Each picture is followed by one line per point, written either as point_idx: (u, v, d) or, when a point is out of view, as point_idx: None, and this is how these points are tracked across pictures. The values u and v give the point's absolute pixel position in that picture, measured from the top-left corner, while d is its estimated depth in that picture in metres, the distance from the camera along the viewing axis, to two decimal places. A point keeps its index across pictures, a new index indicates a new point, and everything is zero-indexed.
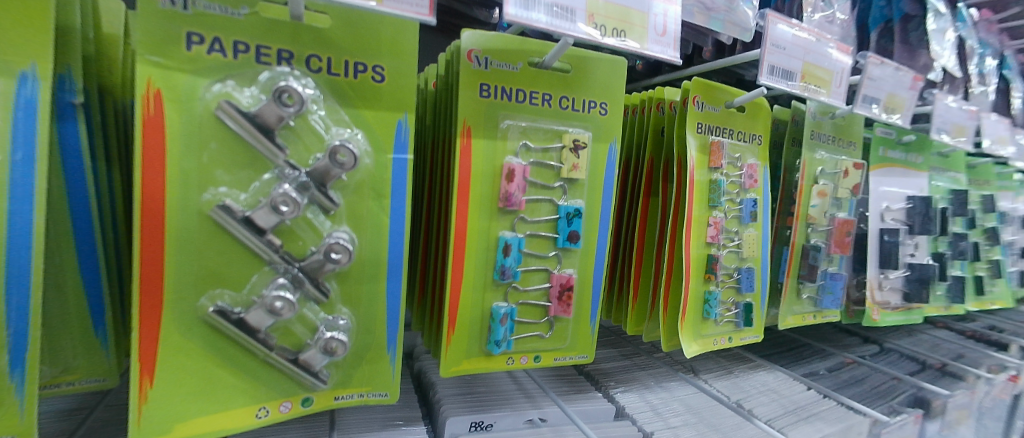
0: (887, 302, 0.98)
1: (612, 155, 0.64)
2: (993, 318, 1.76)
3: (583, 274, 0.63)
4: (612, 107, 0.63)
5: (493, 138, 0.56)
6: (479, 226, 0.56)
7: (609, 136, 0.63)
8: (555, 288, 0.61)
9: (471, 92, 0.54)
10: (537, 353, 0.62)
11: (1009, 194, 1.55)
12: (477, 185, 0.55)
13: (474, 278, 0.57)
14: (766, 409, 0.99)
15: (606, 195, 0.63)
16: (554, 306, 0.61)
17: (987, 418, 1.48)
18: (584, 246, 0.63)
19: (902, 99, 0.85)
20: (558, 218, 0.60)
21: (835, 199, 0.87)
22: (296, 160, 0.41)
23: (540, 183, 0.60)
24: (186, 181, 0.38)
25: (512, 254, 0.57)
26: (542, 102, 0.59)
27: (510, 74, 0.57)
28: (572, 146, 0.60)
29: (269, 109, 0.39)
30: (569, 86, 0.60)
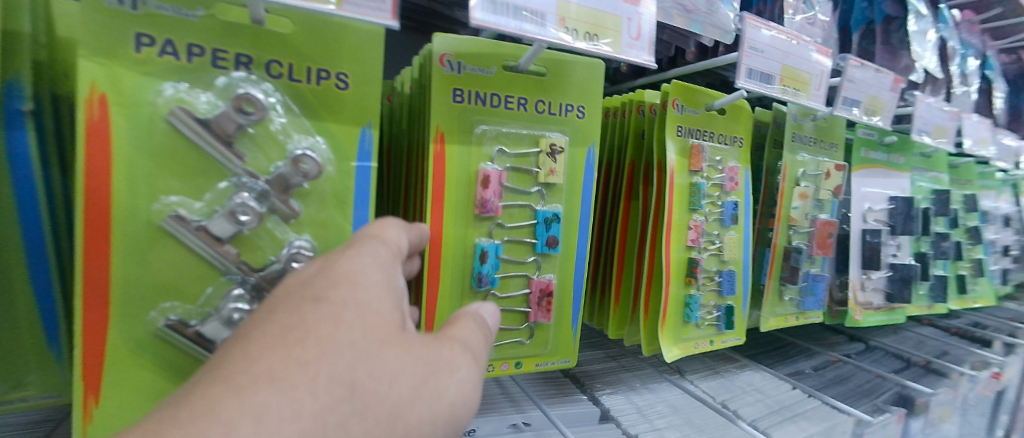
0: (869, 302, 0.98)
1: (591, 159, 0.63)
2: (977, 315, 1.78)
3: (564, 278, 0.63)
4: (590, 110, 0.62)
5: (468, 143, 0.55)
6: (454, 233, 0.56)
7: (586, 140, 0.62)
8: (536, 293, 0.60)
9: (444, 97, 0.54)
10: (517, 360, 0.61)
11: (991, 193, 1.57)
12: (451, 192, 0.55)
13: (451, 287, 0.56)
14: (751, 409, 0.99)
15: (584, 199, 0.63)
16: (535, 312, 0.61)
17: (971, 414, 1.50)
18: (564, 251, 0.62)
19: (882, 100, 0.85)
20: (537, 223, 0.59)
21: (817, 201, 0.87)
22: (255, 168, 0.40)
23: (516, 187, 0.59)
24: (134, 190, 0.37)
25: (489, 261, 0.56)
26: (517, 107, 0.58)
27: (484, 78, 0.56)
28: (549, 151, 0.59)
29: (228, 118, 0.38)
30: (544, 89, 0.59)
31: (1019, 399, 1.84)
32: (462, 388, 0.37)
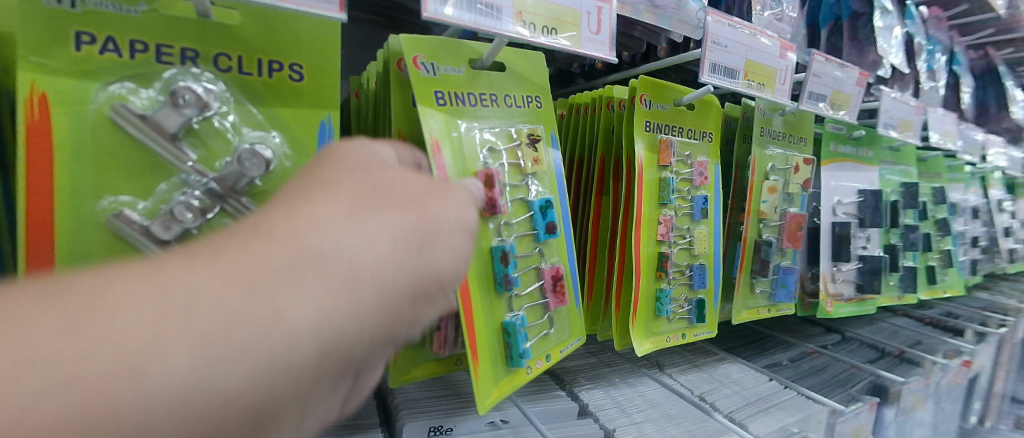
0: (840, 293, 1.00)
1: (556, 142, 0.64)
2: (949, 305, 1.83)
3: (567, 263, 0.63)
4: (545, 99, 0.63)
5: (456, 140, 0.54)
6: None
7: (549, 126, 0.63)
8: (549, 282, 0.60)
9: (426, 99, 0.52)
10: (547, 353, 0.61)
11: (960, 186, 1.61)
12: None
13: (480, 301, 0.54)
14: (728, 401, 1.00)
15: (559, 186, 0.64)
16: (552, 301, 0.60)
17: (944, 402, 1.53)
18: (561, 236, 0.63)
19: (847, 94, 0.86)
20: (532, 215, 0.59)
21: (787, 194, 0.89)
22: (203, 165, 0.39)
23: (511, 182, 0.59)
24: (79, 188, 0.36)
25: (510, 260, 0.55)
26: (491, 102, 0.58)
27: (455, 77, 0.55)
28: (529, 141, 0.60)
29: (168, 114, 0.37)
30: (507, 83, 0.60)
31: (990, 385, 1.89)
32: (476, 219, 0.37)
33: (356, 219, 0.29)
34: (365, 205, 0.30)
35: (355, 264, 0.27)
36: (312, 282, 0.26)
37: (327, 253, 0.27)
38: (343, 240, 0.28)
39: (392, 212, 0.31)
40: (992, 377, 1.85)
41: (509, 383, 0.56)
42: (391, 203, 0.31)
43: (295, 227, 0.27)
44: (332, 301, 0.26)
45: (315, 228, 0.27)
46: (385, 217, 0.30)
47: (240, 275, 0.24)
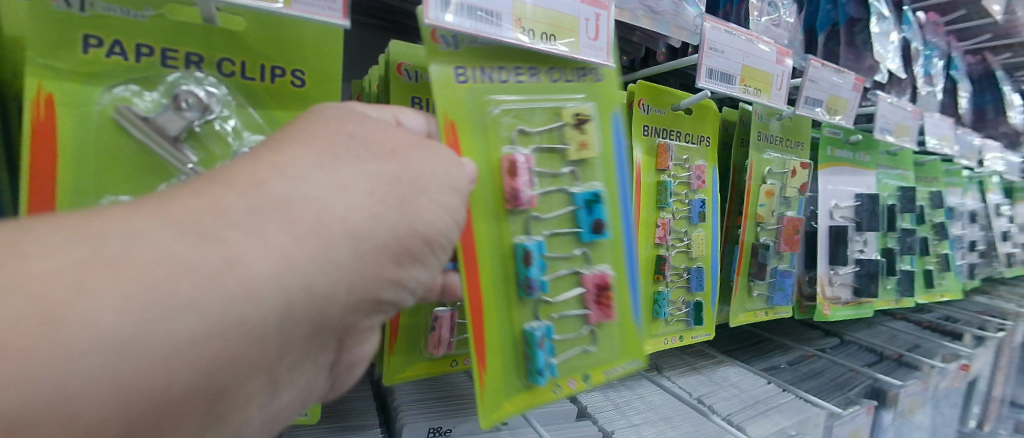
0: (837, 297, 1.01)
1: (617, 124, 0.57)
2: (948, 309, 1.83)
3: (615, 269, 0.57)
4: (607, 73, 0.56)
5: (484, 120, 0.48)
6: (485, 235, 0.48)
7: (610, 104, 0.56)
8: (591, 290, 0.54)
9: (446, 74, 0.46)
10: (585, 372, 0.55)
11: (958, 190, 1.61)
12: (478, 186, 0.47)
13: (496, 305, 0.49)
14: (726, 404, 1.01)
15: (620, 177, 0.56)
16: (593, 312, 0.54)
17: (943, 405, 1.54)
18: (612, 236, 0.56)
19: (843, 99, 0.87)
20: (576, 208, 0.53)
21: (784, 198, 0.89)
22: (203, 167, 0.40)
23: (545, 172, 0.53)
24: (80, 188, 0.37)
25: (535, 261, 0.49)
26: (529, 76, 0.51)
27: (484, 48, 0.49)
28: (574, 122, 0.53)
29: (171, 117, 0.38)
30: (552, 55, 0.53)
31: (989, 389, 1.89)
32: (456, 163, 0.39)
33: (329, 168, 0.32)
34: (339, 154, 0.33)
35: (324, 208, 0.30)
36: (276, 224, 0.28)
37: (294, 200, 0.29)
38: (313, 187, 0.30)
39: (369, 161, 0.34)
40: (991, 382, 1.86)
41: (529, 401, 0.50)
42: (368, 153, 0.34)
43: (264, 175, 0.30)
44: (299, 241, 0.29)
45: (285, 175, 0.30)
46: (359, 166, 0.33)
47: (193, 221, 0.27)
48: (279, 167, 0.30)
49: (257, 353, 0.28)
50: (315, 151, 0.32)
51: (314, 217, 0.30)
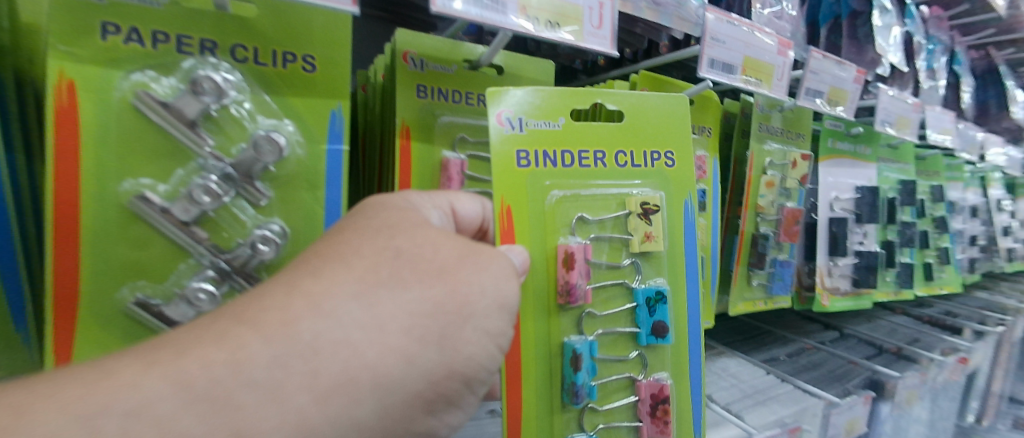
0: (836, 288, 1.02)
1: (689, 217, 0.59)
2: (948, 304, 1.84)
3: (673, 377, 0.58)
4: (681, 159, 0.59)
5: (542, 212, 0.53)
6: (533, 331, 0.52)
7: (680, 193, 0.59)
8: (646, 401, 0.56)
9: (510, 159, 0.51)
10: None
11: (958, 185, 1.61)
12: (532, 277, 0.52)
13: (539, 404, 0.52)
14: (725, 393, 1.03)
15: (688, 270, 0.59)
16: (647, 426, 0.56)
17: (941, 399, 1.55)
18: (675, 340, 0.58)
19: (844, 91, 0.88)
20: (637, 304, 0.57)
21: (784, 189, 0.90)
22: (220, 150, 0.42)
23: (608, 263, 0.58)
24: (102, 169, 0.38)
25: (583, 365, 0.51)
26: (592, 162, 0.55)
27: (551, 132, 0.53)
28: (640, 211, 0.57)
29: (189, 101, 0.39)
30: (623, 138, 0.57)
31: (988, 384, 1.90)
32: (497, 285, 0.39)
33: (367, 300, 0.33)
34: (381, 283, 0.34)
35: (354, 359, 0.31)
36: (299, 377, 0.29)
37: (321, 344, 0.30)
38: (346, 331, 0.31)
39: (413, 287, 0.34)
40: (990, 376, 1.87)
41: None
42: (414, 275, 0.35)
43: (297, 310, 0.31)
44: (319, 399, 0.30)
45: (316, 314, 0.31)
46: (400, 295, 0.34)
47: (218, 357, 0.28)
48: (314, 303, 0.31)
49: None
50: (354, 284, 0.33)
51: (341, 367, 0.31)
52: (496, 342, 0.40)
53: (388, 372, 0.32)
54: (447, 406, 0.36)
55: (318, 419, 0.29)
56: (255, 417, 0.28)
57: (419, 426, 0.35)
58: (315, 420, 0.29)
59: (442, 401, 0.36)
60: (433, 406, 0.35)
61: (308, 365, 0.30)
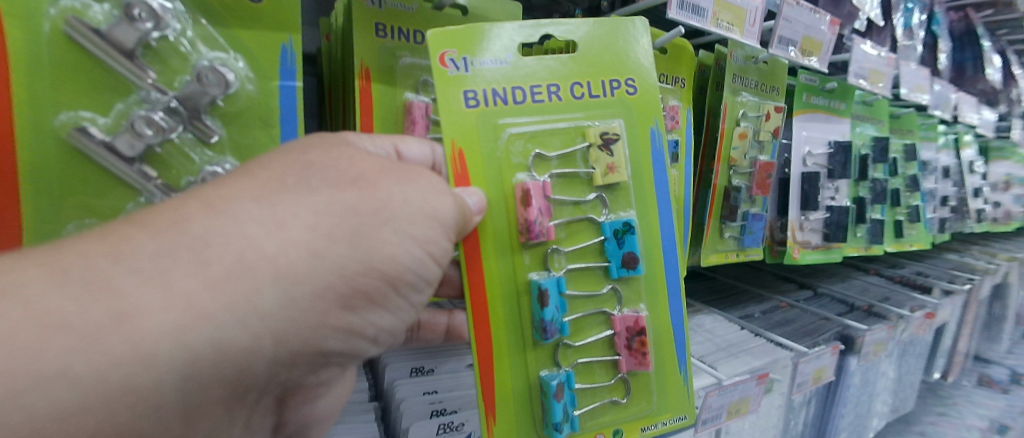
0: (807, 241, 1.04)
1: (657, 143, 0.60)
2: (920, 266, 1.89)
3: (649, 310, 0.60)
4: (641, 83, 0.59)
5: (494, 150, 0.54)
6: (498, 271, 0.53)
7: (645, 117, 0.59)
8: (622, 334, 0.58)
9: (456, 100, 0.51)
10: (616, 427, 0.59)
11: (931, 145, 1.64)
12: (490, 218, 0.53)
13: (510, 343, 0.54)
14: (700, 347, 1.05)
15: (659, 194, 0.60)
16: (625, 359, 0.59)
17: (908, 354, 1.61)
18: (649, 273, 0.60)
19: (819, 42, 0.89)
20: (605, 238, 0.58)
21: (757, 142, 0.91)
22: (163, 83, 0.42)
23: (557, 198, 0.58)
24: (37, 102, 0.37)
25: (550, 301, 0.53)
26: (547, 97, 0.56)
27: (499, 69, 0.54)
28: (600, 142, 0.57)
29: (124, 30, 0.38)
30: (577, 71, 0.57)
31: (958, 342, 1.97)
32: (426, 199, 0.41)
33: (268, 202, 0.35)
34: (285, 187, 0.36)
35: (249, 247, 0.33)
36: (187, 266, 0.31)
37: (212, 237, 0.32)
38: (243, 225, 0.33)
39: (322, 191, 0.36)
40: (959, 334, 1.92)
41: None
42: (323, 183, 0.37)
43: (188, 211, 0.33)
44: (213, 290, 0.31)
45: (209, 211, 0.33)
46: (307, 197, 0.36)
47: (107, 245, 0.30)
48: (206, 203, 0.33)
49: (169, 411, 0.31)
50: (254, 189, 0.35)
51: (235, 257, 0.32)
52: (426, 249, 0.42)
53: (290, 263, 0.34)
54: (369, 304, 0.39)
55: (209, 305, 0.30)
56: (138, 302, 0.29)
57: (338, 321, 0.37)
58: (208, 307, 0.30)
59: (360, 297, 0.38)
60: (350, 302, 0.37)
61: (197, 255, 0.31)
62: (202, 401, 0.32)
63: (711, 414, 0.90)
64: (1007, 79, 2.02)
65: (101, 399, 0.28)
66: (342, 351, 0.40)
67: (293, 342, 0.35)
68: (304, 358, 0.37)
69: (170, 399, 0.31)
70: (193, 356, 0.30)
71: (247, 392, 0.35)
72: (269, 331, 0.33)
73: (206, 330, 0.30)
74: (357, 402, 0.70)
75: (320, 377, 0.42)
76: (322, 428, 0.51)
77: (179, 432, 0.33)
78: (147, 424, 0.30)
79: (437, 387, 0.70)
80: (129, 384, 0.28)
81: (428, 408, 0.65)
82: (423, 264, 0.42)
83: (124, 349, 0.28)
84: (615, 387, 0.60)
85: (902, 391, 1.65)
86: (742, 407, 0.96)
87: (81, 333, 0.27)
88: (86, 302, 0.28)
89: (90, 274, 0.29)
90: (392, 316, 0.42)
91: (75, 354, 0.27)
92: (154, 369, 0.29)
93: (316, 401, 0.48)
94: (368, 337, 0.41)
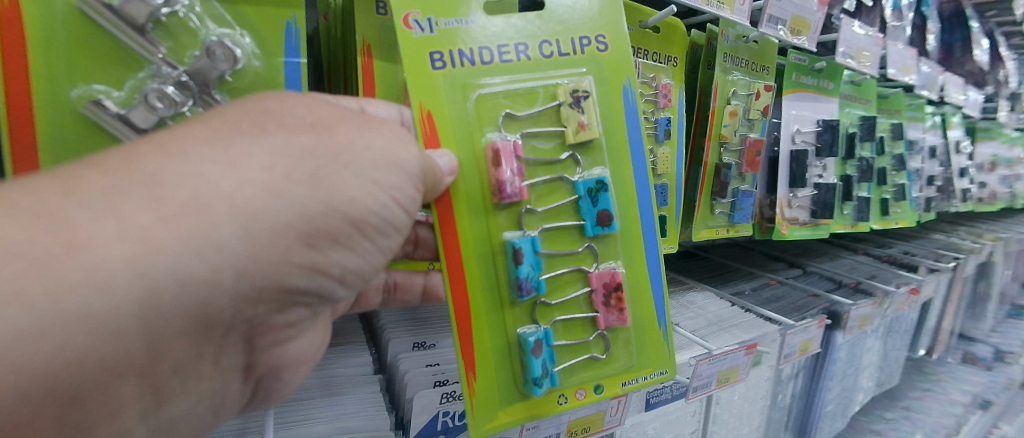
0: (795, 218, 1.07)
1: (629, 98, 0.62)
2: (908, 246, 1.93)
3: (624, 267, 0.64)
4: (612, 40, 0.62)
5: (463, 112, 0.56)
6: (473, 232, 0.56)
7: (614, 71, 0.62)
8: (599, 291, 0.62)
9: (422, 61, 0.54)
10: (596, 384, 0.63)
11: (918, 124, 1.68)
12: (463, 181, 0.55)
13: (488, 303, 0.57)
14: (691, 322, 1.08)
15: (633, 149, 0.63)
16: (603, 315, 0.62)
17: (894, 331, 1.66)
18: (626, 229, 0.63)
19: (807, 21, 0.91)
20: (579, 197, 0.61)
21: (747, 120, 0.93)
22: (174, 59, 0.44)
23: (529, 158, 0.60)
24: (53, 75, 0.40)
25: (525, 259, 0.56)
26: (515, 56, 0.58)
27: (464, 29, 0.56)
28: (572, 100, 0.59)
29: (136, 5, 0.41)
30: (546, 29, 0.59)
31: (946, 320, 2.01)
32: (388, 145, 0.44)
33: (221, 144, 0.37)
34: (239, 131, 0.38)
35: (204, 185, 0.35)
36: (140, 201, 0.32)
37: (165, 174, 0.34)
38: (197, 165, 0.35)
39: (277, 134, 0.39)
40: (945, 312, 1.98)
41: (524, 409, 0.59)
42: (278, 127, 0.39)
43: (140, 152, 0.35)
44: (169, 222, 0.33)
45: (164, 153, 0.35)
46: (262, 140, 0.38)
47: (61, 183, 0.32)
48: (159, 146, 0.35)
49: (134, 338, 0.33)
50: (207, 132, 0.37)
51: (190, 193, 0.34)
52: (390, 194, 0.44)
53: (246, 201, 0.36)
54: (331, 243, 0.42)
55: (164, 237, 0.32)
56: (92, 233, 0.31)
57: (301, 258, 0.40)
58: (164, 238, 0.32)
59: (322, 236, 0.41)
60: (312, 241, 0.40)
61: (150, 191, 0.33)
62: (165, 332, 0.34)
63: (701, 382, 0.94)
64: (995, 61, 2.04)
65: (58, 322, 0.30)
66: (309, 289, 0.43)
67: (254, 276, 0.38)
68: (268, 294, 0.40)
69: (131, 328, 0.33)
70: (151, 285, 0.32)
71: (213, 327, 0.38)
72: (229, 265, 0.36)
73: (163, 261, 0.32)
74: (362, 375, 0.72)
75: (288, 317, 0.45)
76: (295, 373, 0.52)
77: (145, 362, 0.35)
78: (110, 350, 0.32)
79: (439, 360, 0.71)
80: (86, 310, 0.30)
81: (430, 379, 0.66)
82: (388, 209, 0.45)
83: (79, 275, 0.30)
84: (596, 343, 0.64)
85: (886, 366, 1.70)
86: (731, 376, 1.00)
87: (32, 259, 0.29)
88: (37, 230, 0.30)
89: (40, 207, 0.31)
90: (359, 257, 0.45)
91: (29, 276, 0.28)
92: (112, 295, 0.31)
93: (286, 344, 0.49)
94: (334, 276, 0.44)
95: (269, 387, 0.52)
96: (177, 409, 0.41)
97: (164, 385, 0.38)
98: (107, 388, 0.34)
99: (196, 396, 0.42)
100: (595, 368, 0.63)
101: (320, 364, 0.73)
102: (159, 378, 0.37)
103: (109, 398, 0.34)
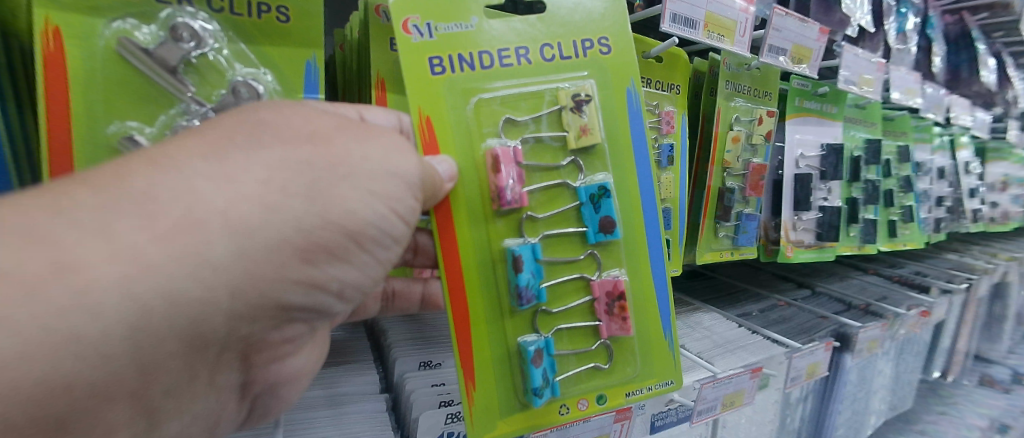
0: (799, 240, 1.07)
1: (632, 105, 0.64)
2: (920, 266, 1.90)
3: (626, 273, 0.65)
4: (612, 42, 0.63)
5: (463, 119, 0.59)
6: (473, 239, 0.58)
7: (613, 74, 0.63)
8: (603, 299, 0.63)
9: (422, 67, 0.56)
10: (598, 394, 0.64)
11: (925, 146, 1.68)
12: (463, 186, 0.58)
13: (487, 311, 0.59)
14: (697, 344, 1.08)
15: (639, 157, 0.64)
16: (605, 324, 0.63)
17: (906, 354, 1.63)
18: (630, 238, 0.64)
19: (808, 49, 0.93)
20: (581, 204, 0.62)
21: (750, 146, 0.94)
22: (202, 97, 0.47)
23: (529, 162, 0.62)
24: (91, 113, 0.43)
25: (525, 267, 0.57)
26: (515, 59, 0.60)
27: (465, 33, 0.58)
28: (573, 106, 0.61)
29: (170, 49, 0.44)
30: (546, 32, 0.61)
31: (961, 344, 1.98)
32: (386, 154, 0.47)
33: (216, 159, 0.39)
34: (234, 144, 0.40)
35: (197, 203, 0.36)
36: (132, 221, 0.34)
37: (159, 191, 0.36)
38: (192, 181, 0.37)
39: (275, 147, 0.41)
40: (958, 335, 1.95)
41: (523, 419, 0.60)
42: (275, 139, 0.41)
43: (133, 168, 0.37)
44: (160, 240, 0.34)
45: (157, 170, 0.37)
46: (257, 153, 0.40)
47: (54, 201, 0.34)
48: (152, 161, 0.37)
49: (124, 357, 0.35)
50: (202, 147, 0.39)
51: (183, 211, 0.36)
52: (388, 205, 0.47)
53: (241, 217, 0.38)
54: (329, 257, 0.44)
55: (156, 257, 0.34)
56: (84, 254, 0.32)
57: (297, 274, 0.42)
58: (155, 256, 0.34)
59: (320, 251, 0.43)
60: (309, 256, 0.42)
61: (144, 210, 0.35)
62: (157, 352, 0.36)
63: (706, 406, 0.94)
64: (1005, 81, 2.02)
65: (45, 344, 0.31)
66: (305, 306, 0.45)
67: (250, 294, 0.40)
68: (264, 312, 0.42)
69: (121, 349, 0.34)
70: (143, 306, 0.34)
71: (206, 345, 0.39)
72: (223, 283, 0.38)
73: (154, 281, 0.34)
74: (366, 393, 0.73)
75: (285, 333, 0.48)
76: (294, 387, 0.54)
77: (136, 383, 0.36)
78: (100, 373, 0.34)
79: (443, 379, 0.72)
80: (75, 332, 0.32)
81: (435, 398, 0.68)
82: (385, 220, 0.47)
83: (66, 297, 0.31)
84: (598, 353, 0.65)
85: (898, 390, 1.67)
86: (736, 400, 1.00)
87: (22, 282, 0.30)
88: (29, 253, 0.31)
89: (32, 227, 0.32)
90: (357, 271, 0.48)
91: (17, 300, 0.30)
92: (102, 316, 0.33)
93: (284, 360, 0.51)
94: (332, 292, 0.46)
95: (266, 404, 0.53)
96: (171, 429, 0.43)
97: (156, 405, 0.40)
98: (97, 411, 0.35)
99: (190, 416, 0.44)
100: (597, 378, 0.64)
101: (322, 381, 0.74)
102: (149, 395, 0.38)
103: (94, 418, 0.35)
